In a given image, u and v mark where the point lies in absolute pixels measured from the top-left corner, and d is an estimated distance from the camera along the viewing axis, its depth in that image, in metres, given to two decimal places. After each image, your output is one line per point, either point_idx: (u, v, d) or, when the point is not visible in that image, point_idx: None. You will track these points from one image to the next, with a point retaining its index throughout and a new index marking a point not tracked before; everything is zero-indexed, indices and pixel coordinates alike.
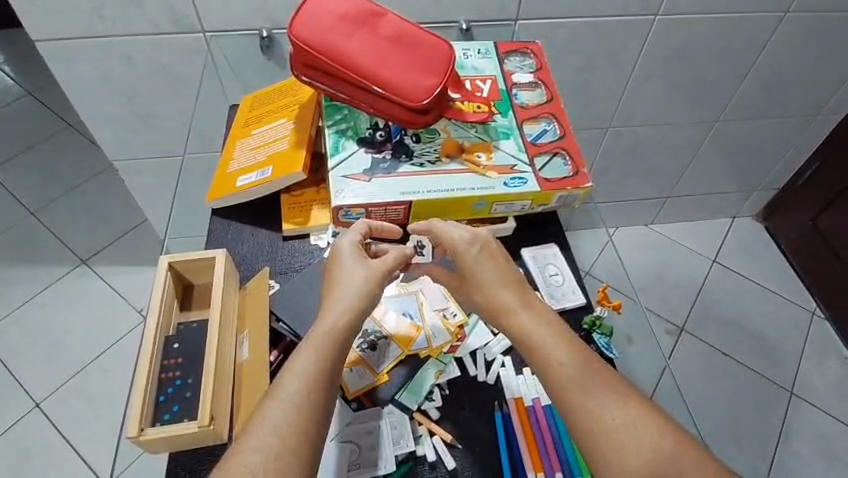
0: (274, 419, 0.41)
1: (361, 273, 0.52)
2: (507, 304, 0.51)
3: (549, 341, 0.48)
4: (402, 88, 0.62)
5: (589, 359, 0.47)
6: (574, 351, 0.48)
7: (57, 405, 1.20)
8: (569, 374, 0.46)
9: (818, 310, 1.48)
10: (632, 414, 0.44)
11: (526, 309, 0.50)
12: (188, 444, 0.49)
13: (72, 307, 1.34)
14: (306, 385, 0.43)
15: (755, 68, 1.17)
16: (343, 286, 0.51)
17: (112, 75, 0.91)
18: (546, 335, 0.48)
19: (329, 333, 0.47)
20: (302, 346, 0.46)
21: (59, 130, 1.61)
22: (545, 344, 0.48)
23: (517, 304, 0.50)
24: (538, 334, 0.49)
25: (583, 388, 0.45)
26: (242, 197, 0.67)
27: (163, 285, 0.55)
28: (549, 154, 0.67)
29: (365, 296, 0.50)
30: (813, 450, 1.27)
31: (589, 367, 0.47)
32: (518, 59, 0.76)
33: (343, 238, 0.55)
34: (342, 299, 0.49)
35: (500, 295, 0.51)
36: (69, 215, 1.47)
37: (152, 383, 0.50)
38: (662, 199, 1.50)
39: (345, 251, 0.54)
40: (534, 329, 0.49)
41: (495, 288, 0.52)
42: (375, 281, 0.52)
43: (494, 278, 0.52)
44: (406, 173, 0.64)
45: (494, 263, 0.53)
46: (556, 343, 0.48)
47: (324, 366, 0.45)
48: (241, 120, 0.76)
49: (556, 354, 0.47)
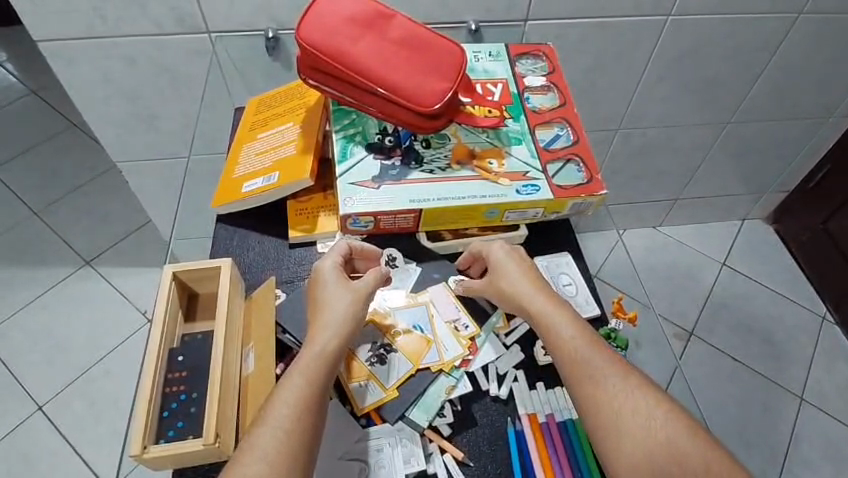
0: (267, 440, 0.43)
1: (345, 297, 0.52)
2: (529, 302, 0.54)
3: (565, 329, 0.51)
4: (412, 92, 0.61)
5: (601, 347, 0.51)
6: (589, 339, 0.51)
7: (58, 410, 1.19)
8: (582, 358, 0.49)
9: (828, 314, 1.46)
10: (640, 397, 0.47)
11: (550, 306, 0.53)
12: (192, 462, 0.48)
13: (74, 309, 1.33)
14: (296, 410, 0.44)
15: (768, 69, 1.14)
16: (325, 307, 0.51)
17: (114, 76, 0.89)
18: (562, 323, 0.52)
19: (318, 355, 0.48)
20: (292, 370, 0.47)
21: (63, 130, 1.60)
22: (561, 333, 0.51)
23: (537, 298, 0.54)
24: (556, 323, 0.52)
25: (594, 373, 0.49)
26: (246, 203, 0.65)
27: (168, 296, 0.54)
28: (562, 160, 0.66)
29: (347, 317, 0.51)
30: (823, 456, 1.25)
31: (601, 353, 0.50)
32: (529, 61, 0.74)
33: (324, 261, 0.55)
34: (326, 320, 0.50)
35: (521, 288, 0.55)
36: (72, 215, 1.46)
37: (156, 398, 0.49)
38: (670, 201, 1.48)
39: (326, 272, 0.54)
40: (553, 318, 0.52)
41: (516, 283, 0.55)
42: (358, 302, 0.52)
43: (517, 275, 0.55)
44: (417, 180, 0.62)
45: (519, 262, 0.57)
46: (570, 332, 0.51)
47: (312, 390, 0.46)
48: (246, 123, 0.75)
49: (571, 341, 0.51)
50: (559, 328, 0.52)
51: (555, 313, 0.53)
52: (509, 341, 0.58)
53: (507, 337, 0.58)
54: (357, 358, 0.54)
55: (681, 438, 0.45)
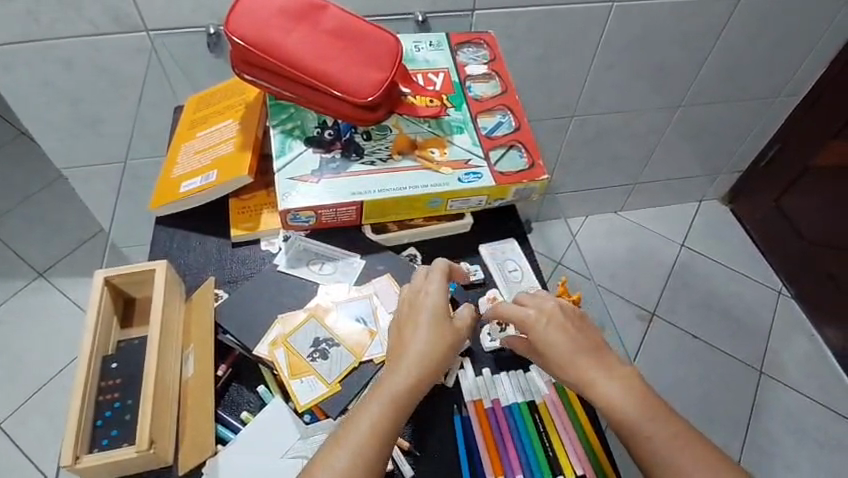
0: (338, 470, 0.42)
1: (446, 338, 0.49)
2: (553, 337, 0.50)
3: (560, 340, 0.50)
4: (349, 84, 0.60)
5: (595, 348, 0.50)
6: (585, 346, 0.49)
7: (17, 426, 1.16)
8: (585, 366, 0.49)
9: (784, 289, 1.51)
10: (635, 397, 0.47)
11: (571, 333, 0.50)
12: (129, 470, 0.47)
13: (27, 322, 1.28)
14: (369, 439, 0.44)
15: (713, 54, 1.17)
16: (418, 330, 0.49)
17: (52, 80, 0.86)
18: (558, 336, 0.50)
19: (402, 388, 0.46)
20: (371, 395, 0.46)
21: (11, 138, 1.54)
22: (558, 345, 0.50)
23: (538, 317, 0.51)
24: (552, 338, 0.50)
25: (597, 378, 0.48)
26: (187, 204, 0.64)
27: (99, 303, 0.52)
28: (504, 147, 0.66)
29: (440, 351, 0.48)
30: (783, 426, 1.29)
31: (599, 358, 0.49)
32: (471, 50, 0.74)
33: (432, 285, 0.52)
34: (414, 348, 0.48)
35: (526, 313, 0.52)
36: (23, 226, 1.41)
37: (88, 407, 0.47)
38: (629, 185, 1.50)
39: (431, 302, 0.50)
40: (548, 333, 0.50)
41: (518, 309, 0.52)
42: (453, 346, 0.49)
43: (542, 320, 0.51)
44: (357, 172, 0.61)
45: (539, 304, 0.52)
46: (591, 358, 0.49)
47: (391, 422, 0.44)
48: (185, 122, 0.73)
49: (570, 352, 0.49)
50: (581, 358, 0.49)
51: (549, 327, 0.50)
52: None
53: None
54: (298, 355, 0.53)
55: (677, 445, 0.45)
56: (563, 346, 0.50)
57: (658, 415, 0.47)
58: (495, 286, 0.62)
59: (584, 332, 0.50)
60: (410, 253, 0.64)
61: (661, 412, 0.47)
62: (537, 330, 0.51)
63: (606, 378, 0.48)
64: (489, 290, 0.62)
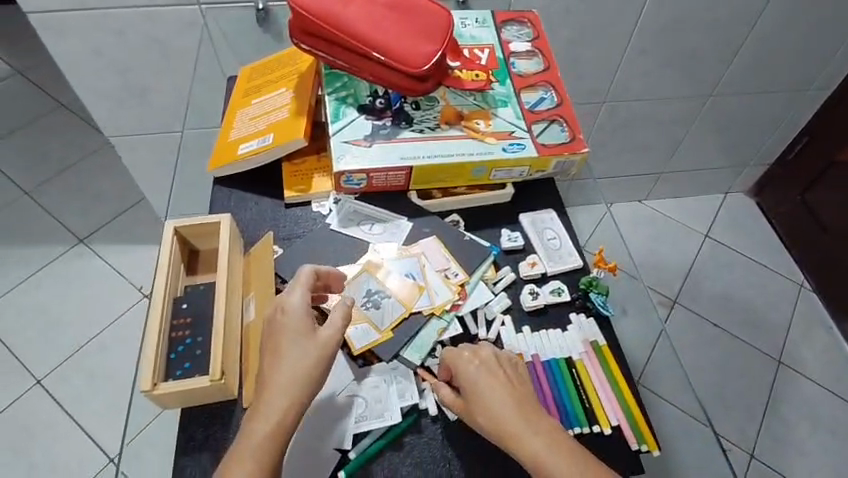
0: None
1: (309, 358, 0.48)
2: (480, 389, 0.49)
3: (494, 394, 0.48)
4: (402, 54, 0.63)
5: (529, 405, 0.48)
6: (512, 399, 0.48)
7: (57, 382, 1.22)
8: (513, 420, 0.47)
9: (806, 283, 1.51)
10: (560, 457, 0.45)
11: (496, 386, 0.49)
12: (199, 400, 0.51)
13: (69, 286, 1.34)
14: None
15: (746, 44, 1.18)
16: (282, 360, 0.47)
17: (106, 49, 0.90)
18: (490, 389, 0.48)
19: (271, 433, 0.45)
20: (244, 440, 0.45)
21: (52, 110, 1.60)
22: (491, 401, 0.48)
23: (469, 367, 0.50)
24: (486, 389, 0.48)
25: (521, 437, 0.46)
26: (243, 165, 0.68)
27: (170, 249, 0.56)
28: (546, 121, 0.69)
29: (307, 379, 0.47)
30: (799, 416, 1.30)
31: (527, 415, 0.47)
32: (515, 28, 0.76)
33: (293, 300, 0.50)
34: (280, 382, 0.47)
35: (459, 360, 0.51)
36: (64, 194, 1.47)
37: (164, 341, 0.52)
38: (655, 174, 1.52)
39: (293, 319, 0.49)
40: (481, 384, 0.49)
41: (453, 355, 0.51)
42: (321, 364, 0.48)
43: (471, 370, 0.50)
44: (407, 138, 0.65)
45: (472, 356, 0.51)
46: (514, 412, 0.47)
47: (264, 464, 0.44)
48: (239, 90, 0.77)
49: (500, 408, 0.48)
50: (505, 412, 0.47)
51: (479, 374, 0.49)
52: (497, 289, 0.62)
53: (496, 285, 0.62)
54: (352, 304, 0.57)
55: None
56: (496, 402, 0.48)
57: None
58: (535, 252, 0.65)
59: (511, 385, 0.49)
60: (453, 218, 0.67)
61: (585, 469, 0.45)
62: (469, 379, 0.49)
63: (531, 438, 0.46)
64: (528, 255, 0.65)
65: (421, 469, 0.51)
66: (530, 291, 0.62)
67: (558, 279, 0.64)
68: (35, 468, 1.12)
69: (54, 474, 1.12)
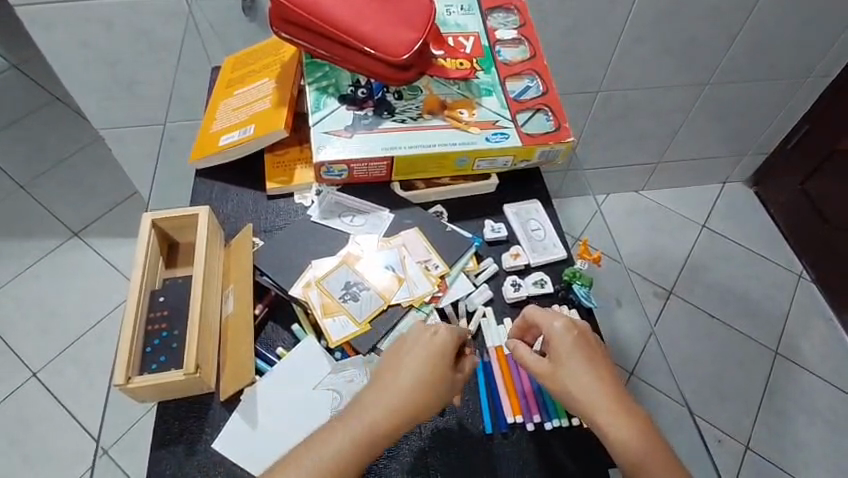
0: None
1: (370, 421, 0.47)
2: (566, 352, 0.51)
3: (586, 364, 0.51)
4: (383, 42, 0.62)
5: (608, 374, 0.51)
6: (594, 365, 0.51)
7: (53, 375, 1.22)
8: (590, 384, 0.50)
9: (805, 273, 1.50)
10: (628, 425, 0.49)
11: (582, 352, 0.51)
12: (175, 393, 0.51)
13: (64, 279, 1.34)
14: None
15: (744, 31, 1.16)
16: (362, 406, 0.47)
17: (92, 41, 0.89)
18: (586, 364, 0.51)
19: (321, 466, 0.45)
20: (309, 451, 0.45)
21: (46, 103, 1.59)
22: (582, 370, 0.50)
23: (561, 333, 0.52)
24: (577, 355, 0.51)
25: (600, 406, 0.49)
26: (224, 156, 0.67)
27: (148, 241, 0.56)
28: (532, 110, 0.68)
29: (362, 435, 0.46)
30: (796, 407, 1.30)
31: (612, 389, 0.50)
32: (501, 15, 0.75)
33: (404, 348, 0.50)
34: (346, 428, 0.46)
35: (552, 325, 0.52)
36: (59, 187, 1.46)
37: (139, 334, 0.51)
38: (652, 164, 1.50)
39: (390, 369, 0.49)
40: (572, 350, 0.51)
41: (546, 317, 0.53)
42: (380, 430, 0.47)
43: (563, 335, 0.52)
44: (388, 129, 0.64)
45: (565, 322, 0.53)
46: (595, 379, 0.50)
47: None
48: (223, 81, 0.76)
49: (589, 381, 0.50)
50: (587, 376, 0.50)
51: (570, 339, 0.52)
52: (478, 281, 0.61)
53: (477, 277, 0.61)
54: (331, 296, 0.56)
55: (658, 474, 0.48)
56: (585, 372, 0.50)
57: (649, 451, 0.48)
58: (518, 243, 0.64)
59: (596, 354, 0.52)
60: (436, 210, 0.66)
61: (646, 437, 0.49)
62: (559, 341, 0.52)
63: (611, 411, 0.49)
64: (512, 247, 0.64)
65: (398, 462, 0.51)
66: (512, 284, 0.61)
67: (541, 270, 0.63)
68: (31, 459, 1.13)
69: (49, 466, 1.12)
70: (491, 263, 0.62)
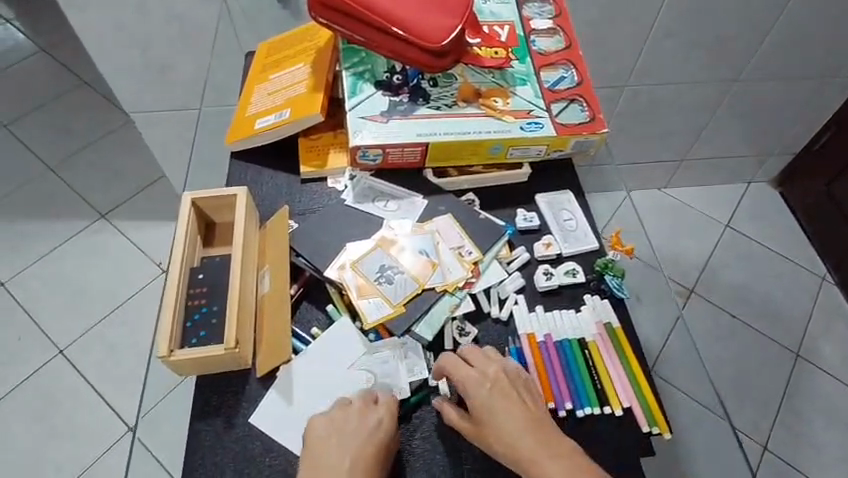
0: None
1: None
2: (483, 403, 0.49)
3: (508, 412, 0.48)
4: (421, 29, 0.62)
5: (533, 419, 0.48)
6: (516, 412, 0.48)
7: (79, 353, 1.25)
8: (514, 432, 0.47)
9: (828, 276, 1.48)
10: (562, 467, 0.45)
11: (500, 401, 0.49)
12: (215, 368, 0.52)
13: (90, 259, 1.37)
14: None
15: (776, 27, 1.14)
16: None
17: (127, 24, 0.90)
18: (508, 412, 0.48)
19: None
20: None
21: (75, 87, 1.62)
22: (504, 419, 0.48)
23: (475, 384, 0.50)
24: (497, 406, 0.49)
25: (528, 453, 0.46)
26: (259, 139, 0.68)
27: (187, 220, 0.57)
28: (566, 100, 0.67)
29: None
30: (815, 410, 1.28)
31: (542, 432, 0.47)
32: (536, 5, 0.74)
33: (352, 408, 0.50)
34: None
35: (465, 376, 0.50)
36: (86, 169, 1.49)
37: (180, 309, 0.52)
38: (676, 161, 1.49)
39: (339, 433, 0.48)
40: (490, 401, 0.49)
41: (457, 369, 0.51)
42: None
43: (475, 386, 0.50)
44: (424, 115, 0.64)
45: (478, 371, 0.51)
46: (517, 426, 0.47)
47: None
48: (258, 65, 0.76)
49: (512, 428, 0.47)
50: (509, 424, 0.48)
51: (485, 390, 0.49)
52: (510, 268, 0.61)
53: (509, 264, 0.62)
54: (366, 278, 0.57)
55: None
56: (507, 421, 0.48)
57: None
58: (550, 233, 0.64)
59: (516, 398, 0.49)
60: (468, 197, 0.67)
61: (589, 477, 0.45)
62: (475, 392, 0.49)
63: (543, 456, 0.46)
64: (544, 236, 0.64)
65: (430, 443, 0.52)
66: (544, 273, 0.61)
67: (573, 260, 0.63)
68: (58, 433, 1.16)
69: (76, 441, 1.15)
70: (523, 252, 0.62)
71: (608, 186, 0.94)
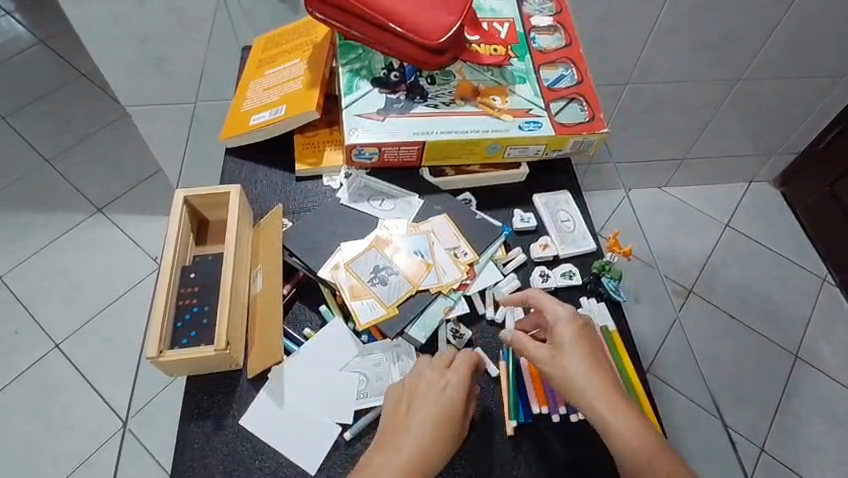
0: None
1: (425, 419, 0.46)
2: (564, 336, 0.51)
3: (584, 351, 0.50)
4: (419, 25, 0.61)
5: (605, 366, 0.50)
6: (595, 353, 0.50)
7: (75, 347, 1.24)
8: (588, 368, 0.49)
9: (828, 277, 1.47)
10: (625, 413, 0.47)
11: (580, 338, 0.51)
12: (204, 369, 0.51)
13: (87, 253, 1.36)
14: None
15: (781, 25, 1.12)
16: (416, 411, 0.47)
17: (124, 17, 0.89)
18: (572, 354, 0.50)
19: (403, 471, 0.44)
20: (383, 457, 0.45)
21: (73, 80, 1.61)
22: (580, 356, 0.50)
23: (563, 318, 0.52)
24: (574, 342, 0.50)
25: (597, 392, 0.48)
26: (255, 136, 0.67)
27: (179, 218, 0.56)
28: (565, 99, 0.66)
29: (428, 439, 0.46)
30: (815, 412, 1.28)
31: (599, 377, 0.49)
32: (537, 1, 0.73)
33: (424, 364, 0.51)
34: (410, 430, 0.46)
35: (556, 311, 0.52)
36: (84, 163, 1.48)
37: (170, 308, 0.52)
38: (677, 161, 1.48)
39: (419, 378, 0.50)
40: (569, 338, 0.51)
41: (551, 303, 0.53)
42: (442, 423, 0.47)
43: (563, 321, 0.52)
44: (420, 113, 0.63)
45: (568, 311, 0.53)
46: (591, 366, 0.49)
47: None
48: (254, 60, 0.75)
49: (585, 363, 0.49)
50: (589, 361, 0.49)
51: (570, 329, 0.51)
52: (506, 270, 0.61)
53: (506, 266, 0.61)
54: (359, 279, 0.56)
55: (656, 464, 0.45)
56: (581, 355, 0.50)
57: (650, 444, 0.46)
58: (547, 234, 0.64)
59: (595, 342, 0.51)
60: (465, 197, 0.66)
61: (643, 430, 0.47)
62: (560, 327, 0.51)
63: (608, 397, 0.48)
64: (540, 237, 0.64)
65: None
66: (539, 278, 0.60)
67: (570, 262, 0.62)
68: (53, 427, 1.16)
69: (71, 435, 1.15)
70: (520, 253, 0.62)
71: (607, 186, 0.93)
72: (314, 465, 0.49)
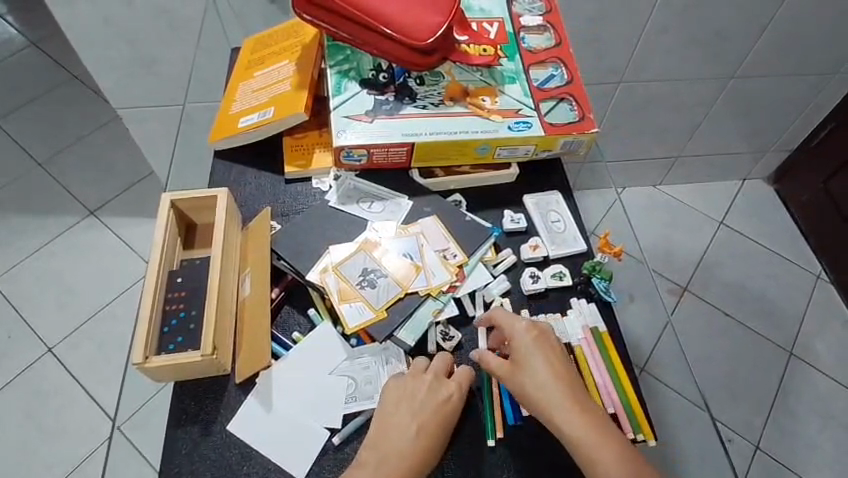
0: None
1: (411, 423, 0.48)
2: (523, 351, 0.51)
3: (544, 364, 0.50)
4: (407, 26, 0.60)
5: (569, 379, 0.50)
6: (559, 366, 0.50)
7: (68, 351, 1.24)
8: (549, 384, 0.49)
9: (823, 274, 1.47)
10: (592, 427, 0.48)
11: (540, 352, 0.51)
12: (192, 374, 0.51)
13: (79, 256, 1.35)
14: None
15: (774, 22, 1.12)
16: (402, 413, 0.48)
17: (113, 19, 0.88)
18: (532, 371, 0.50)
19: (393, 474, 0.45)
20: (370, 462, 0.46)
21: (65, 82, 1.60)
22: (541, 370, 0.50)
23: (522, 333, 0.52)
24: (534, 357, 0.51)
25: (560, 408, 0.48)
26: (243, 139, 0.67)
27: (166, 221, 0.55)
28: (555, 99, 0.66)
29: (412, 442, 0.47)
30: (810, 409, 1.28)
31: (561, 394, 0.49)
32: (526, 1, 0.73)
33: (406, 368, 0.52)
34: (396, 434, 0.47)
35: (513, 327, 0.52)
36: (76, 165, 1.47)
37: (157, 313, 0.51)
38: (672, 159, 1.48)
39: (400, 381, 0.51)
40: (529, 353, 0.51)
41: (509, 319, 0.53)
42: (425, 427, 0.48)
43: (522, 336, 0.52)
44: (409, 115, 0.63)
45: (528, 325, 0.53)
46: (552, 381, 0.49)
47: None
48: (243, 61, 0.75)
49: (546, 378, 0.50)
50: (550, 375, 0.50)
51: (529, 344, 0.51)
52: (496, 272, 0.60)
53: (496, 268, 0.61)
54: (348, 282, 0.56)
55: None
56: (542, 369, 0.50)
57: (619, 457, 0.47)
58: (537, 235, 0.63)
59: (559, 354, 0.51)
60: (454, 198, 0.65)
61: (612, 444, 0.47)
62: (519, 343, 0.51)
63: (571, 410, 0.48)
64: (531, 238, 0.63)
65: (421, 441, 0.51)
66: (529, 279, 0.60)
67: (560, 263, 0.62)
68: (45, 432, 1.15)
69: (64, 440, 1.14)
70: (510, 254, 0.61)
71: (599, 186, 0.93)
72: (302, 470, 0.49)
